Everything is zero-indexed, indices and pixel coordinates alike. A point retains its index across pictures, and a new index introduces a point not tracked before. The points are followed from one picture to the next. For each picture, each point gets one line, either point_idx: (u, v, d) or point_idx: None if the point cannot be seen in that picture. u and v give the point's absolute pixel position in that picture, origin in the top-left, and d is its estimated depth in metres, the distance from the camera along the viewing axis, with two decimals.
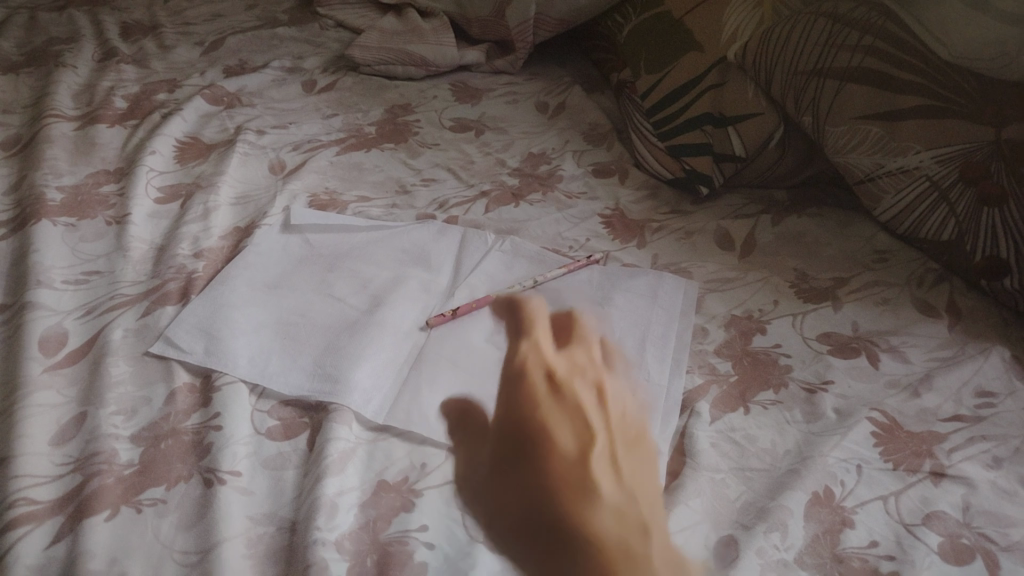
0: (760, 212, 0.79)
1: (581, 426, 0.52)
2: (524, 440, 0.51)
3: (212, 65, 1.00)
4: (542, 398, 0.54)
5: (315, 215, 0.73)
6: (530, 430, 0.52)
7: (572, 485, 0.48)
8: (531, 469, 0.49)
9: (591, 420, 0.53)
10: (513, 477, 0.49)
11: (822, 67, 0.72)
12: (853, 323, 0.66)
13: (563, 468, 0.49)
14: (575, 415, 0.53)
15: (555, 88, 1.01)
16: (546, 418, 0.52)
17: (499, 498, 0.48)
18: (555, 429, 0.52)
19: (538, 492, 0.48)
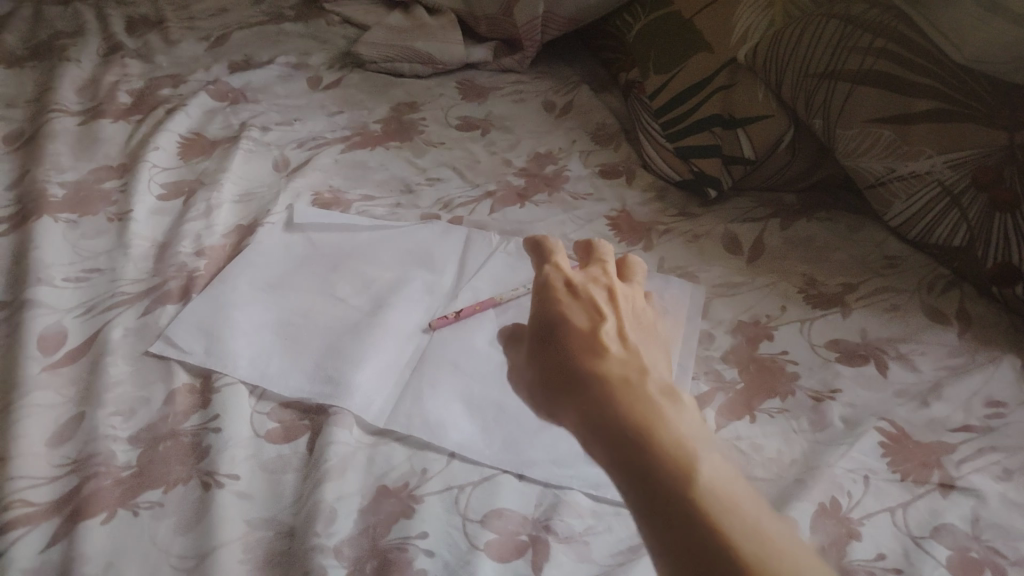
0: (769, 215, 0.78)
1: (600, 302, 0.43)
2: (545, 326, 0.41)
3: (217, 60, 0.99)
4: (563, 286, 0.44)
5: (318, 214, 0.73)
6: (549, 315, 0.42)
7: (616, 362, 0.38)
8: (565, 360, 0.39)
9: (611, 310, 0.43)
10: (543, 359, 0.40)
11: (833, 69, 0.70)
12: (861, 330, 0.65)
13: (602, 345, 0.39)
14: (596, 295, 0.44)
15: (562, 87, 1.00)
16: (561, 297, 0.43)
17: (529, 369, 0.41)
18: (571, 305, 0.42)
19: (578, 381, 0.37)
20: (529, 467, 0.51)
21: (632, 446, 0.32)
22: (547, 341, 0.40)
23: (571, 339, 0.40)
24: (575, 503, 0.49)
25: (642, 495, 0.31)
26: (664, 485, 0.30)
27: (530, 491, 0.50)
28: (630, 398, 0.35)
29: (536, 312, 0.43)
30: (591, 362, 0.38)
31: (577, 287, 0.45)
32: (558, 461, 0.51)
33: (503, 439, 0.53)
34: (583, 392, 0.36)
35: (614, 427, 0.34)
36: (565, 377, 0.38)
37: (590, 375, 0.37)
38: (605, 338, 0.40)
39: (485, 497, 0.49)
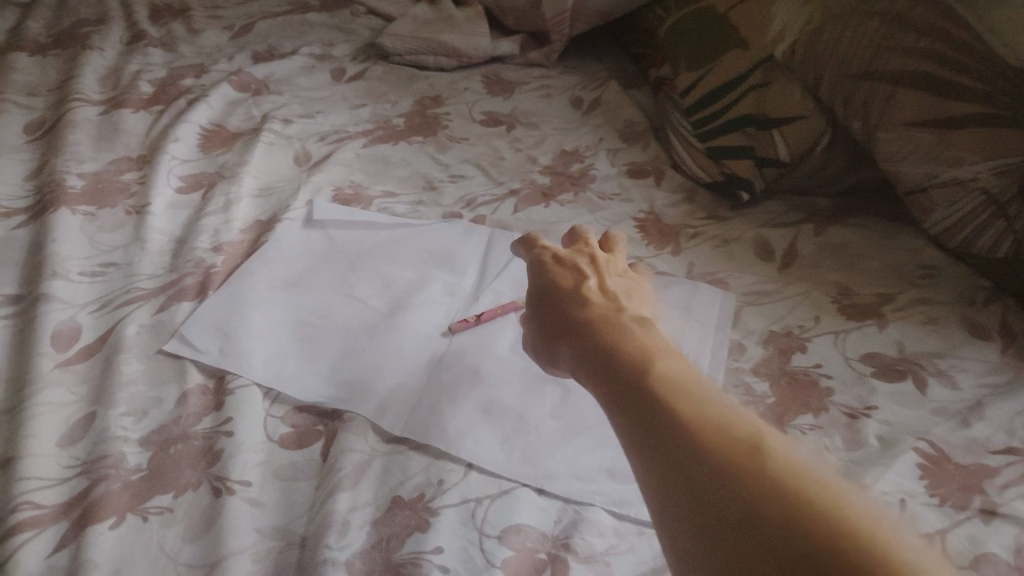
0: (802, 220, 0.75)
1: (585, 264, 0.49)
2: (537, 289, 0.48)
3: (240, 50, 0.98)
4: (550, 254, 0.50)
5: (338, 211, 0.71)
6: (540, 280, 0.48)
7: (598, 306, 0.43)
8: (554, 311, 0.45)
9: (594, 269, 0.48)
10: (537, 316, 0.46)
11: (874, 69, 0.67)
12: (898, 344, 0.62)
13: (585, 296, 0.45)
14: (581, 259, 0.50)
15: (590, 82, 0.98)
16: (552, 265, 0.49)
17: (531, 332, 0.47)
18: (558, 269, 0.49)
19: (567, 326, 0.43)
20: (549, 481, 0.49)
21: (606, 363, 0.37)
22: (540, 301, 0.46)
23: (559, 295, 0.46)
24: (596, 521, 0.47)
25: (613, 396, 0.35)
26: (630, 383, 0.35)
27: (550, 506, 0.48)
28: (606, 329, 0.40)
29: (531, 280, 0.49)
30: (577, 310, 0.43)
31: (566, 254, 0.50)
32: (579, 475, 0.50)
33: (522, 450, 0.51)
34: (572, 334, 0.42)
35: (594, 352, 0.39)
36: (558, 325, 0.44)
37: (577, 318, 0.43)
38: (587, 291, 0.45)
39: (503, 511, 0.47)
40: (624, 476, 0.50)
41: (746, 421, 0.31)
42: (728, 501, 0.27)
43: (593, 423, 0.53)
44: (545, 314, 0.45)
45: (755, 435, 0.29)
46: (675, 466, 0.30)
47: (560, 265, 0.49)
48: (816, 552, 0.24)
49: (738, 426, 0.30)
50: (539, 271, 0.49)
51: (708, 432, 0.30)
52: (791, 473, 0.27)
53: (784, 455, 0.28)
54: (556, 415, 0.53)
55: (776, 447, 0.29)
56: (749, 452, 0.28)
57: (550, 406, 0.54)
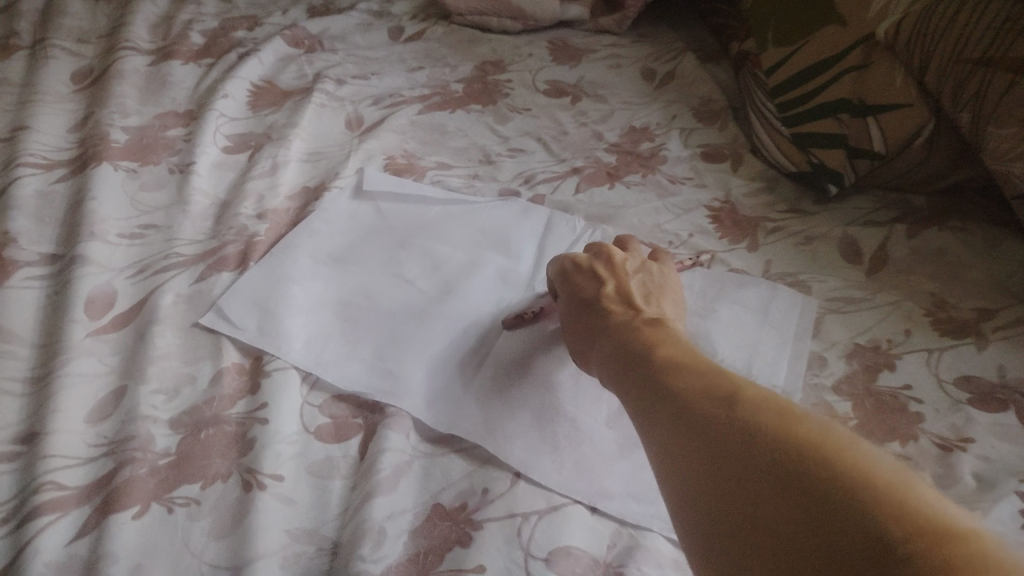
0: (894, 219, 0.69)
1: (601, 270, 0.52)
2: (564, 307, 0.52)
3: (296, 3, 0.93)
4: (570, 268, 0.54)
5: (390, 181, 0.67)
6: (566, 294, 0.52)
7: (617, 318, 0.47)
8: (582, 329, 0.48)
9: (611, 272, 0.52)
10: (570, 332, 0.50)
11: (994, 55, 0.59)
12: (998, 368, 0.54)
13: (605, 308, 0.48)
14: (601, 264, 0.53)
15: (664, 53, 0.91)
16: (576, 277, 0.53)
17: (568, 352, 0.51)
18: (579, 279, 0.52)
19: (594, 344, 0.47)
20: (604, 499, 0.45)
21: (623, 366, 0.42)
22: (569, 317, 0.50)
23: (584, 310, 0.49)
24: (654, 549, 0.43)
25: (630, 391, 0.40)
26: (640, 380, 0.40)
27: (604, 528, 0.44)
28: (623, 337, 0.44)
29: (560, 296, 0.53)
30: (600, 324, 0.47)
31: (588, 262, 0.53)
32: (637, 495, 0.45)
33: (575, 462, 0.46)
34: (597, 352, 0.46)
35: (614, 362, 0.43)
36: (586, 342, 0.47)
37: (602, 335, 0.46)
38: (607, 301, 0.49)
39: (552, 530, 0.43)
40: None
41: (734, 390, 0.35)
42: (719, 454, 0.32)
43: None
44: (573, 327, 0.49)
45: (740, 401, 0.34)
46: (674, 438, 0.34)
47: (581, 276, 0.52)
48: (788, 477, 0.29)
49: (727, 396, 0.34)
50: (564, 288, 0.53)
51: (703, 407, 0.34)
52: (762, 413, 0.32)
53: (763, 411, 0.32)
54: (613, 424, 0.49)
55: (757, 406, 0.33)
56: (735, 414, 0.33)
57: (608, 413, 0.49)
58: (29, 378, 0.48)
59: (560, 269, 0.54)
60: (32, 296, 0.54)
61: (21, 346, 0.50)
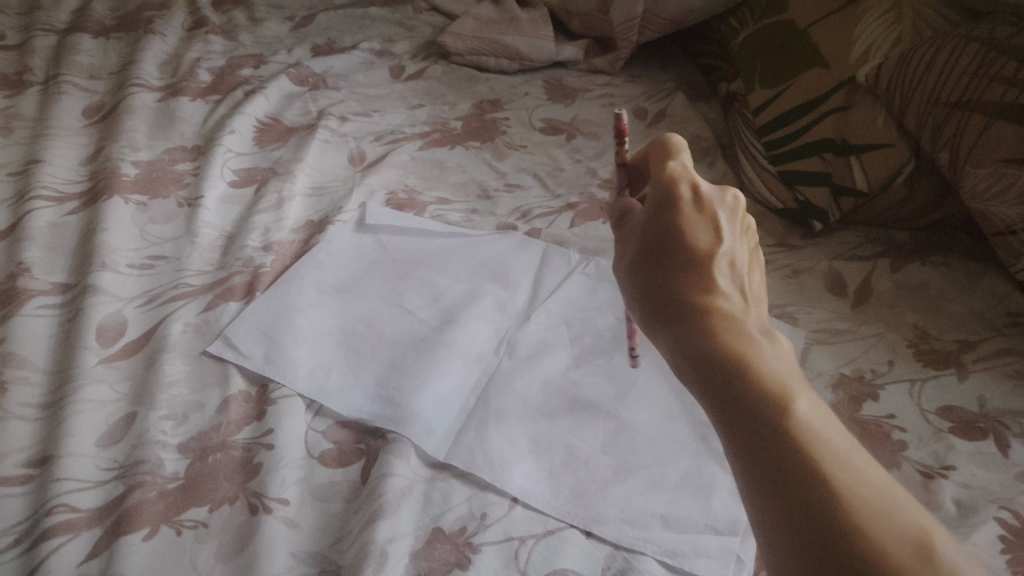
0: (878, 254, 0.71)
1: (716, 219, 0.41)
2: (649, 247, 0.41)
3: (301, 42, 0.97)
4: (675, 193, 0.42)
5: (391, 215, 0.69)
6: (654, 236, 0.41)
7: (723, 300, 0.38)
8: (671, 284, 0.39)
9: (721, 224, 0.41)
10: (650, 282, 0.40)
11: (969, 99, 0.64)
12: (979, 398, 0.57)
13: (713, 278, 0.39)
14: (712, 210, 0.42)
15: (656, 92, 0.94)
16: (679, 210, 0.41)
17: (627, 297, 0.43)
18: (688, 215, 0.41)
19: (678, 319, 0.38)
20: (599, 524, 0.46)
21: (716, 368, 0.34)
22: (651, 263, 0.41)
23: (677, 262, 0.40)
24: (647, 572, 0.44)
25: (716, 407, 0.33)
26: (730, 401, 0.33)
27: (599, 552, 0.45)
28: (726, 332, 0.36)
29: (641, 224, 0.43)
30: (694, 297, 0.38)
31: (702, 197, 0.42)
32: (631, 520, 0.46)
33: (571, 487, 0.48)
34: (681, 333, 0.37)
35: (705, 360, 0.35)
36: (669, 304, 0.39)
37: (696, 310, 0.37)
38: (714, 269, 0.39)
39: (548, 554, 0.45)
40: (679, 524, 0.47)
41: (853, 469, 0.29)
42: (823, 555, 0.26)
43: (647, 463, 0.50)
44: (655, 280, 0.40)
45: (854, 489, 0.28)
46: (768, 505, 0.29)
47: (686, 216, 0.41)
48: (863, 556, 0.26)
49: (845, 476, 0.28)
50: (656, 218, 0.42)
51: (815, 480, 0.28)
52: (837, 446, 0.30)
53: (878, 513, 0.27)
54: (607, 451, 0.50)
55: (872, 500, 0.27)
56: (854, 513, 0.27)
57: (602, 440, 0.51)
58: (42, 403, 0.50)
59: (658, 192, 0.42)
60: (44, 324, 0.55)
61: (34, 372, 0.52)
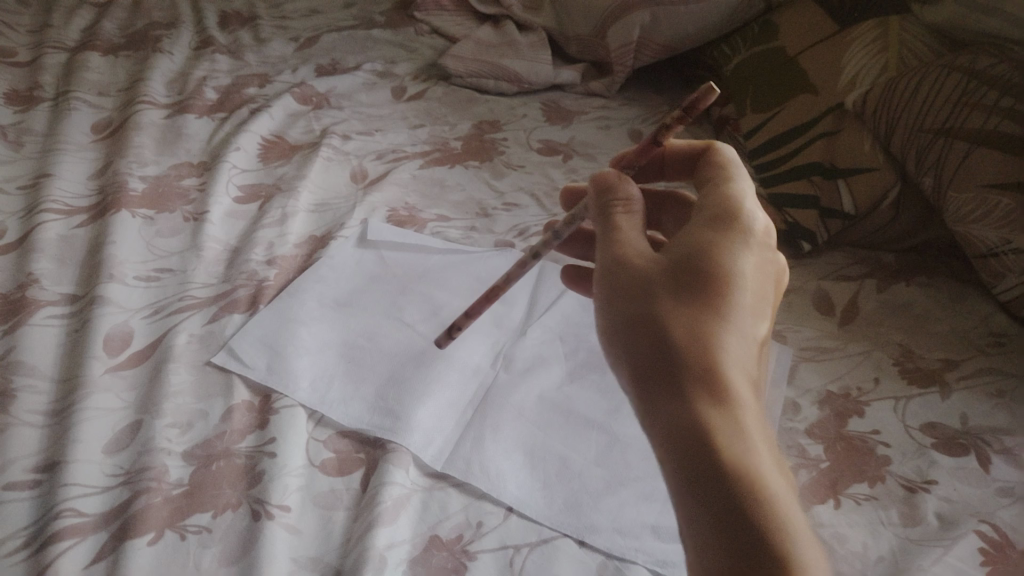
0: (865, 275, 0.73)
1: (767, 279, 0.40)
2: (694, 268, 0.38)
3: (305, 62, 0.99)
4: (739, 236, 0.40)
5: (392, 232, 0.71)
6: (696, 272, 0.38)
7: (744, 371, 0.36)
8: (706, 323, 0.36)
9: (759, 296, 0.39)
10: (673, 306, 0.37)
11: (952, 126, 0.66)
12: (961, 416, 0.58)
13: (747, 341, 0.37)
14: (757, 280, 0.40)
15: (650, 116, 0.97)
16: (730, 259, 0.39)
17: (627, 298, 0.39)
18: (749, 258, 0.39)
19: (705, 362, 0.35)
20: (591, 533, 0.48)
21: (733, 444, 0.33)
22: (686, 285, 0.38)
23: (720, 300, 0.37)
24: None
25: (709, 481, 0.32)
26: (734, 483, 0.32)
27: (590, 559, 0.47)
28: (748, 406, 0.35)
29: (681, 255, 0.39)
30: (727, 352, 0.36)
31: (756, 258, 0.40)
32: (623, 530, 0.48)
33: (565, 498, 0.50)
34: (703, 379, 0.35)
35: (724, 430, 0.33)
36: (695, 341, 0.36)
37: (727, 366, 0.35)
38: (751, 333, 0.38)
39: (542, 562, 0.46)
40: (669, 534, 0.48)
41: None
42: None
43: (638, 475, 0.51)
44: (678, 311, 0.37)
45: None
46: None
47: (739, 269, 0.39)
48: None
49: None
50: (715, 246, 0.39)
51: None
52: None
53: None
54: (600, 463, 0.52)
55: None
56: None
57: (596, 452, 0.53)
58: (50, 410, 0.51)
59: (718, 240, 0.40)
60: (53, 334, 0.57)
61: (43, 381, 0.53)
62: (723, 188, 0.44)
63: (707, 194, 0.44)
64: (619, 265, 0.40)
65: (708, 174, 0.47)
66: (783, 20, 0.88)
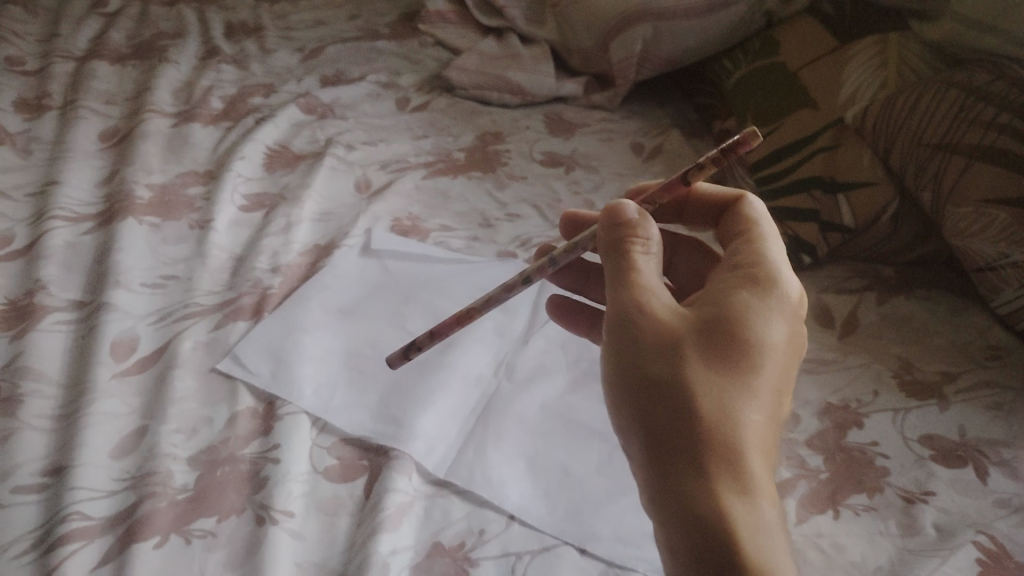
0: (864, 287, 0.74)
1: (794, 357, 0.40)
2: (725, 339, 0.38)
3: (309, 73, 1.00)
4: (767, 305, 0.40)
5: (396, 241, 0.72)
6: (721, 342, 0.38)
7: (765, 452, 0.36)
8: (735, 401, 0.36)
9: (784, 370, 0.39)
10: (698, 376, 0.36)
11: (950, 142, 0.67)
12: (959, 428, 0.59)
13: (770, 419, 0.37)
14: (783, 351, 0.39)
15: (651, 129, 0.98)
16: (755, 333, 0.38)
17: (651, 361, 0.38)
18: (778, 332, 0.39)
19: (730, 443, 0.35)
20: (592, 541, 0.48)
21: (755, 539, 0.33)
22: (716, 359, 0.37)
23: (750, 379, 0.37)
24: None
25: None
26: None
27: (591, 567, 0.47)
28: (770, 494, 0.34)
29: (706, 320, 0.39)
30: (754, 434, 0.35)
31: (783, 330, 0.40)
32: (625, 539, 0.48)
33: (567, 506, 0.50)
34: (728, 462, 0.34)
35: (746, 525, 0.33)
36: (723, 420, 0.35)
37: (753, 449, 0.35)
38: (774, 414, 0.37)
39: (544, 569, 0.46)
40: None
41: None
42: None
43: None
44: (702, 382, 0.36)
45: None
46: None
47: (765, 343, 0.38)
48: None
49: None
50: (747, 317, 0.39)
51: None
52: None
53: None
54: (602, 472, 0.52)
55: None
56: None
57: (597, 461, 0.53)
58: (56, 415, 0.52)
59: (745, 309, 0.39)
60: (59, 339, 0.57)
61: (50, 386, 0.54)
62: (758, 257, 0.44)
63: (737, 260, 0.44)
64: (643, 321, 0.39)
65: (738, 238, 0.47)
66: (783, 36, 0.89)
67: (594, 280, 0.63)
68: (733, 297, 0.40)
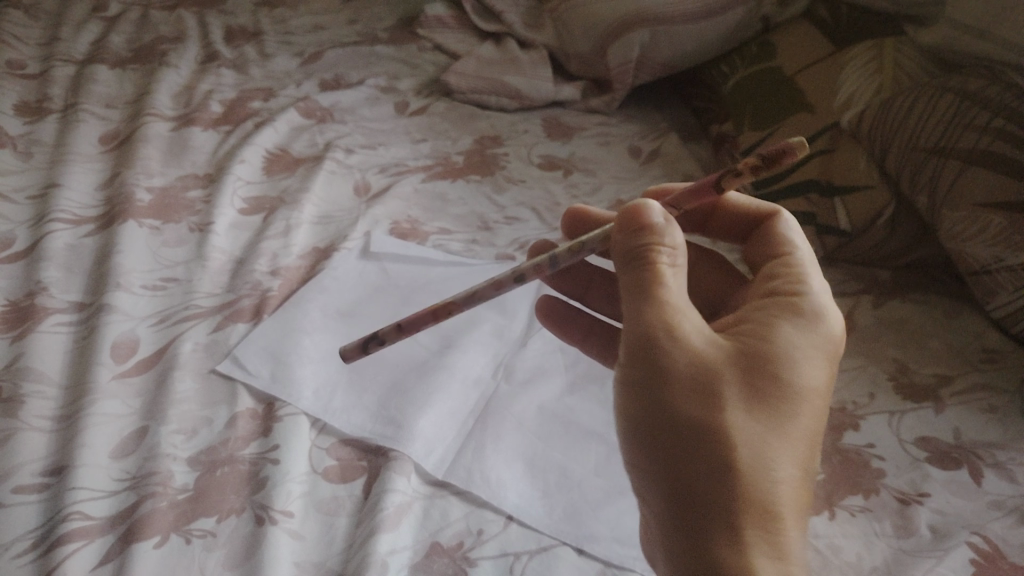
0: (860, 290, 0.74)
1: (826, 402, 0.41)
2: (765, 385, 0.38)
3: (309, 77, 1.01)
4: (805, 350, 0.40)
5: (396, 244, 0.72)
6: (759, 387, 0.38)
7: (795, 505, 0.37)
8: (772, 455, 0.36)
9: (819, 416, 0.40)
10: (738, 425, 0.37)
11: (945, 146, 0.67)
12: (954, 429, 0.59)
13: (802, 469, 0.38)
14: (817, 394, 0.40)
15: (649, 133, 0.98)
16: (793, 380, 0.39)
17: (688, 400, 0.37)
18: (815, 378, 0.40)
19: (764, 499, 0.35)
20: (590, 542, 0.48)
21: None
22: (756, 408, 0.37)
23: (786, 430, 0.38)
24: None
25: None
26: None
27: (589, 567, 0.47)
28: (797, 554, 0.36)
29: (745, 360, 0.39)
30: (787, 494, 0.36)
31: (819, 375, 0.40)
32: (622, 540, 0.49)
33: (564, 507, 0.50)
34: (761, 517, 0.35)
35: None
36: (759, 478, 0.36)
37: (785, 507, 0.36)
38: (805, 463, 0.38)
39: (542, 568, 0.47)
40: None
41: None
42: None
43: None
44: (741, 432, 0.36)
45: None
46: None
47: (804, 390, 0.39)
48: None
49: None
50: (786, 362, 0.39)
51: None
52: None
53: None
54: (600, 473, 0.53)
55: None
56: None
57: (595, 463, 0.53)
58: (57, 416, 0.52)
59: (786, 352, 0.40)
60: (61, 341, 0.58)
61: (51, 387, 0.54)
62: (797, 290, 0.44)
63: (776, 293, 0.44)
64: (679, 354, 0.38)
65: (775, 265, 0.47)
66: (779, 41, 0.91)
67: (594, 290, 0.63)
68: (773, 337, 0.40)
